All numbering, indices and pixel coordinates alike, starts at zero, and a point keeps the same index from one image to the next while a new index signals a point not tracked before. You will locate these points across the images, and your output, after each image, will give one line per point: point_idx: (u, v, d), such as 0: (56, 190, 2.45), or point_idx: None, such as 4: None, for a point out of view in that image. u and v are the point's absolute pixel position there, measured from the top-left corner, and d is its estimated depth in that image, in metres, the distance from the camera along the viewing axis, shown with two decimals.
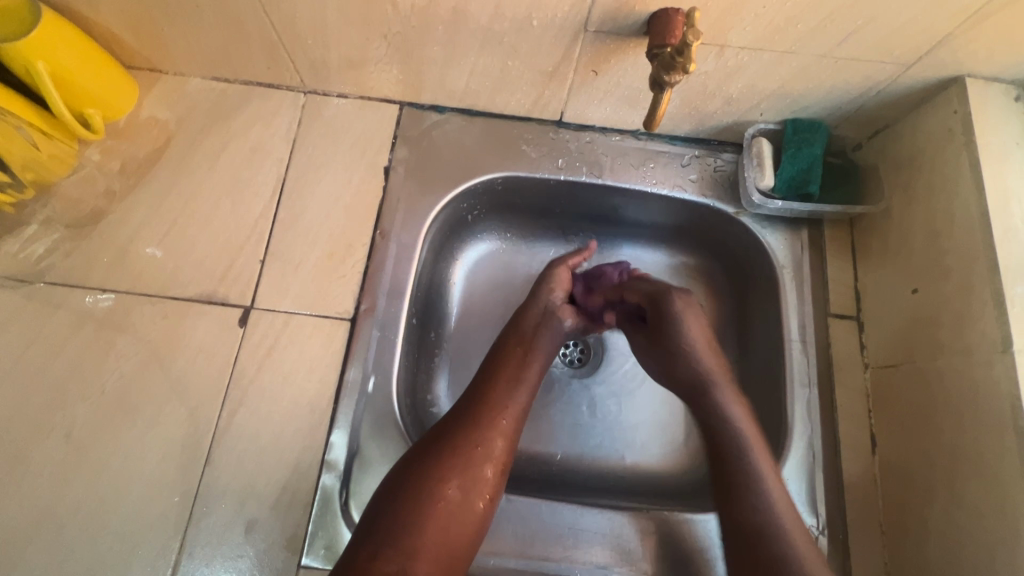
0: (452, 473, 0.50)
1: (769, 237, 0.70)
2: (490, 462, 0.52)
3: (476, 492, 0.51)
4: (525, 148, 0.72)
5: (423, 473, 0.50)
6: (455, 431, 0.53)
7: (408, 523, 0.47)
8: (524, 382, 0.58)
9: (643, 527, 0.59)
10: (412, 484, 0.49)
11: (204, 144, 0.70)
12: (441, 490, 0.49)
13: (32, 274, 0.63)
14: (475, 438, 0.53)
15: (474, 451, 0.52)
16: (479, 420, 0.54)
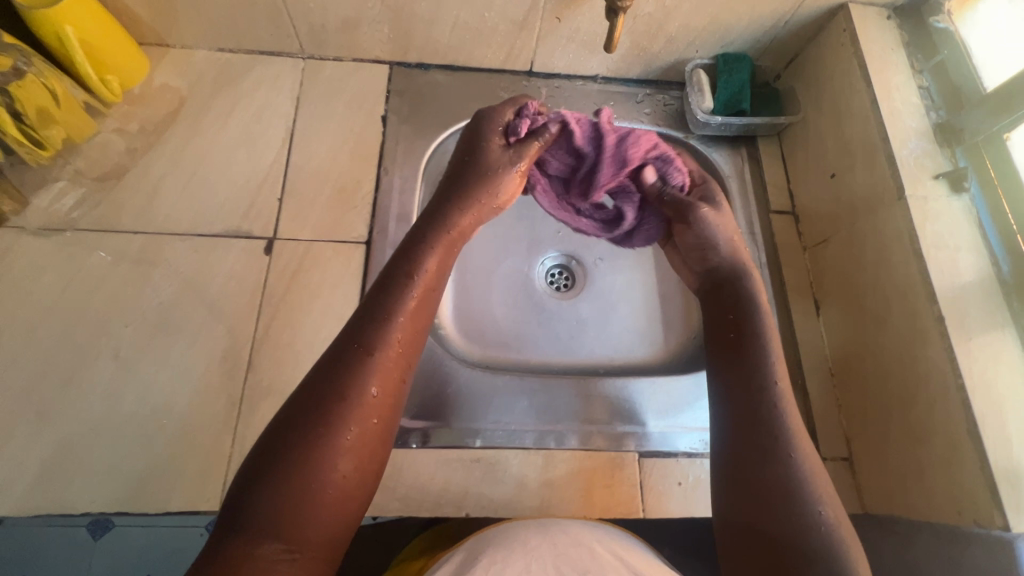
0: (322, 452, 0.42)
1: (714, 154, 0.83)
2: (368, 418, 0.45)
3: (366, 442, 0.45)
4: (502, 95, 0.83)
5: (300, 458, 0.42)
6: (320, 402, 0.44)
7: (289, 495, 0.41)
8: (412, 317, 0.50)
9: (641, 390, 0.69)
10: (300, 438, 0.42)
11: (216, 105, 0.78)
12: (322, 474, 0.42)
13: (64, 223, 0.68)
14: (348, 400, 0.44)
15: (345, 413, 0.44)
16: (346, 395, 0.44)
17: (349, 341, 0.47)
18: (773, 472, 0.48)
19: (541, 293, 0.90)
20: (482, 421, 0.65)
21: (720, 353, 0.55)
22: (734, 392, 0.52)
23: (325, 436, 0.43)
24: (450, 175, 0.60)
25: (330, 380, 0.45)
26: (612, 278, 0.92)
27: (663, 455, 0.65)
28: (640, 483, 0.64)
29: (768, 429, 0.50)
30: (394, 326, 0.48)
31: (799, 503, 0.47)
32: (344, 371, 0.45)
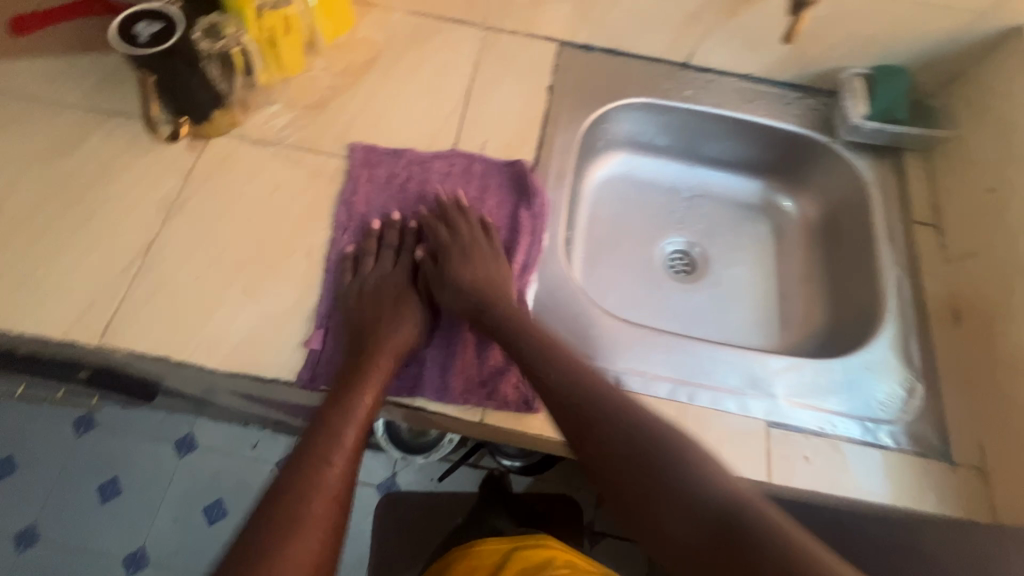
0: (309, 496, 0.56)
1: (858, 161, 0.86)
2: (342, 451, 0.60)
3: (342, 482, 0.59)
4: (660, 82, 0.90)
5: (285, 505, 0.55)
6: (286, 498, 0.55)
7: (274, 552, 0.52)
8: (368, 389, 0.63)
9: (772, 367, 0.72)
10: (279, 498, 0.55)
11: (406, 59, 0.87)
12: (291, 547, 0.53)
13: (276, 139, 0.79)
14: (303, 501, 0.55)
15: (300, 497, 0.55)
16: (333, 432, 0.60)
17: (301, 479, 0.57)
18: (694, 488, 0.50)
19: (660, 272, 0.95)
20: (620, 365, 0.69)
21: (599, 472, 0.55)
22: (626, 483, 0.53)
23: (298, 522, 0.54)
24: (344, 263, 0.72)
25: (273, 528, 0.53)
26: (731, 269, 0.95)
27: (792, 429, 0.67)
28: (766, 450, 0.66)
29: (657, 449, 0.53)
30: (360, 400, 0.62)
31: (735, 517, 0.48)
32: (310, 465, 0.58)
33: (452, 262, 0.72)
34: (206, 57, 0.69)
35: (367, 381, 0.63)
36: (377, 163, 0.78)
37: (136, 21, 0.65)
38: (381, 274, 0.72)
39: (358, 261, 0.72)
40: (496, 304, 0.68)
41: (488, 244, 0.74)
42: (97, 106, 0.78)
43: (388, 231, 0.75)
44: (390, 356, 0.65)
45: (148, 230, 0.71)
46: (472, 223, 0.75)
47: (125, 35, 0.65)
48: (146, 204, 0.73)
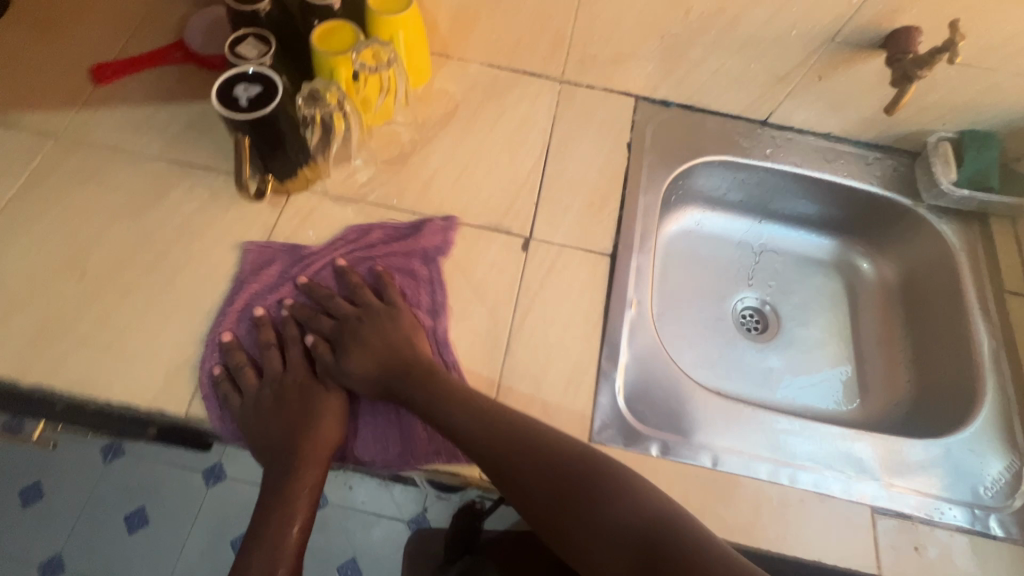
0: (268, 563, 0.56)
1: (944, 226, 0.84)
2: (305, 491, 0.59)
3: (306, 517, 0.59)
4: (739, 140, 0.89)
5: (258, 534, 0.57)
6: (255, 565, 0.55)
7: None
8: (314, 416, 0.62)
9: (870, 446, 0.70)
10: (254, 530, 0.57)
11: (484, 112, 0.86)
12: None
13: (359, 195, 0.77)
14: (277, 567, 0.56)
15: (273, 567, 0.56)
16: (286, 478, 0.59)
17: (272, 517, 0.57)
18: (632, 526, 0.53)
19: (733, 331, 0.92)
20: (718, 443, 0.67)
21: (557, 534, 0.55)
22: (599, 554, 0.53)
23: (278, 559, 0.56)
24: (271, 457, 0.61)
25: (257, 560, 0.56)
26: (806, 330, 0.92)
27: (897, 516, 0.65)
28: (873, 538, 0.63)
29: (621, 520, 0.54)
30: (306, 455, 0.60)
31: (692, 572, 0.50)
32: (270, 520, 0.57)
33: (351, 352, 0.66)
34: (306, 123, 0.71)
35: (302, 467, 0.60)
36: (276, 259, 0.72)
37: (237, 86, 0.64)
38: (278, 377, 0.66)
39: (239, 374, 0.65)
40: (404, 376, 0.63)
41: (379, 306, 0.69)
42: (178, 158, 0.77)
43: (286, 326, 0.69)
44: (319, 459, 0.60)
45: (233, 289, 0.70)
46: (389, 295, 0.70)
47: (228, 102, 0.63)
48: (230, 261, 0.71)
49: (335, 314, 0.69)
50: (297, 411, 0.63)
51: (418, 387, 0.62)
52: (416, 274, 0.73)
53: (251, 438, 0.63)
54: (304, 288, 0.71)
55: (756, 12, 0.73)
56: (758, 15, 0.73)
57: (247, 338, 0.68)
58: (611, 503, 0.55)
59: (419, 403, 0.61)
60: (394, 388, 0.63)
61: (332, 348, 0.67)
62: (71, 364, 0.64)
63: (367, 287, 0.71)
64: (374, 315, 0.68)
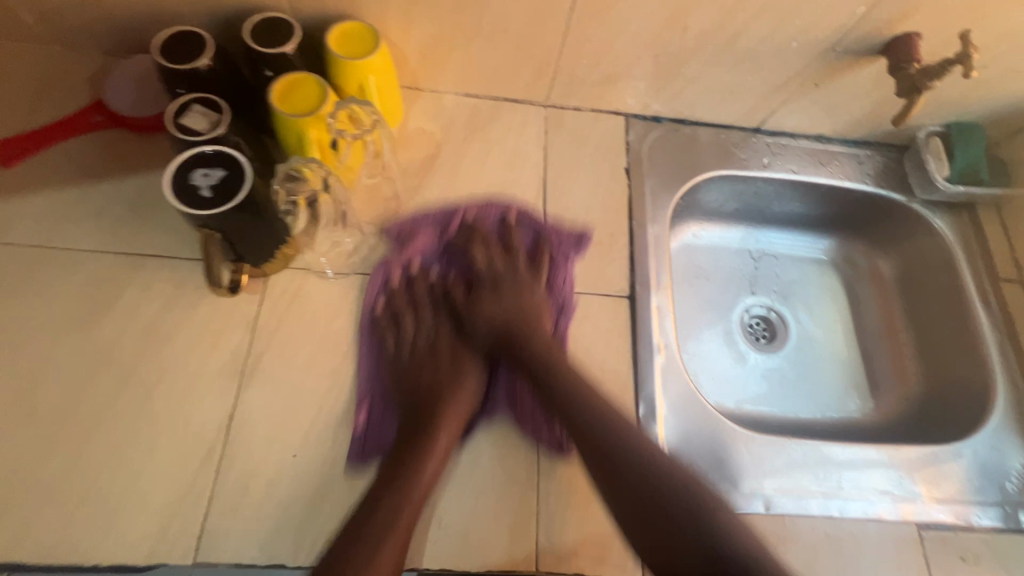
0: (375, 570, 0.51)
1: (937, 220, 0.85)
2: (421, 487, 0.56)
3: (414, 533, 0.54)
4: (735, 152, 0.85)
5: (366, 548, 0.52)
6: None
7: None
8: (464, 392, 0.64)
9: (904, 458, 0.71)
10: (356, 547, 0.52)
11: (470, 150, 0.78)
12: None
13: (347, 267, 0.69)
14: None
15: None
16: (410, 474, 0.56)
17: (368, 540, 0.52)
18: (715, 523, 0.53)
19: (746, 344, 0.91)
20: (767, 486, 0.65)
21: (654, 543, 0.54)
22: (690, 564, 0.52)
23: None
24: (421, 423, 0.61)
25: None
26: (814, 332, 0.93)
27: (939, 529, 0.66)
28: (924, 557, 0.64)
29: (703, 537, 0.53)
30: (443, 432, 0.60)
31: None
32: (373, 546, 0.52)
33: (483, 300, 0.70)
34: (288, 211, 0.63)
35: (436, 428, 0.60)
36: (418, 226, 0.71)
37: (193, 172, 0.54)
38: (427, 339, 0.69)
39: (397, 323, 0.68)
40: (526, 339, 0.66)
41: (530, 273, 0.72)
42: (124, 249, 0.65)
43: (420, 271, 0.71)
44: (457, 421, 0.62)
45: (222, 401, 0.60)
46: (521, 253, 0.73)
47: (186, 194, 0.53)
48: (213, 368, 0.62)
49: (473, 282, 0.72)
50: (442, 375, 0.65)
51: (563, 380, 0.62)
52: (555, 256, 0.73)
53: (382, 393, 0.64)
54: (449, 255, 0.73)
55: (755, 27, 0.68)
56: (757, 30, 0.69)
57: (390, 271, 0.70)
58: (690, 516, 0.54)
59: (548, 362, 0.64)
60: (512, 337, 0.67)
61: (475, 289, 0.71)
62: (43, 528, 0.54)
63: (501, 246, 0.73)
64: (513, 278, 0.71)
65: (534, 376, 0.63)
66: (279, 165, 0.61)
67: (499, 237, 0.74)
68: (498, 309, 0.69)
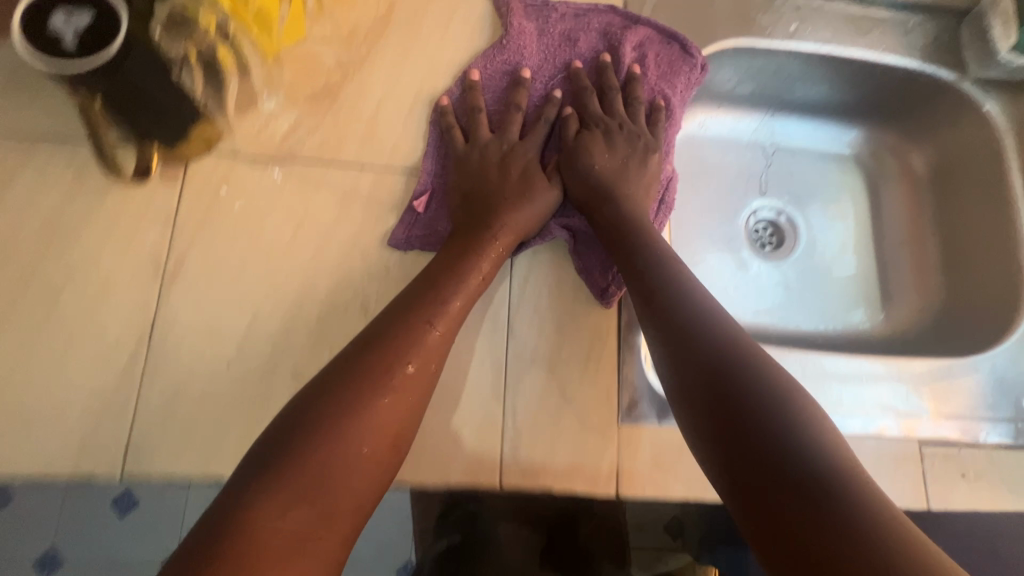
0: (313, 480, 0.40)
1: (991, 103, 0.71)
2: (436, 330, 0.49)
3: (404, 419, 0.45)
4: (756, 17, 0.71)
5: (335, 414, 0.43)
6: (299, 442, 0.41)
7: (285, 473, 0.40)
8: (505, 226, 0.56)
9: (914, 373, 0.64)
10: (330, 399, 0.43)
11: (431, 11, 0.64)
12: (340, 446, 0.42)
13: (282, 152, 0.58)
14: (348, 452, 0.42)
15: (337, 434, 0.42)
16: (415, 334, 0.48)
17: (329, 403, 0.43)
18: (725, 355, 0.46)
19: (747, 251, 0.82)
20: None
21: (697, 399, 0.46)
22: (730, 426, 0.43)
23: (283, 492, 0.39)
24: (467, 223, 0.56)
25: (253, 495, 0.39)
26: (826, 237, 0.83)
27: (944, 444, 0.61)
28: (922, 475, 0.59)
29: (756, 394, 0.43)
30: (478, 258, 0.54)
31: (833, 475, 0.38)
32: (362, 373, 0.45)
33: (591, 146, 0.62)
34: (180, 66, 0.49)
35: (484, 245, 0.55)
36: (530, 14, 0.65)
37: (52, 16, 0.42)
38: (503, 148, 0.60)
39: (468, 131, 0.61)
40: (625, 200, 0.59)
41: (645, 128, 0.64)
42: (9, 127, 0.54)
43: (516, 93, 0.62)
44: (497, 247, 0.55)
45: (143, 305, 0.53)
46: (638, 109, 0.64)
47: (46, 44, 0.42)
48: (130, 269, 0.54)
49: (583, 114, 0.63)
50: (508, 185, 0.59)
51: (631, 206, 0.59)
52: (669, 109, 0.66)
53: (447, 177, 0.60)
54: (568, 75, 0.65)
55: None
56: None
57: (493, 79, 0.63)
58: (738, 362, 0.45)
59: (626, 217, 0.58)
60: (609, 195, 0.59)
61: (587, 129, 0.63)
62: None
63: (618, 90, 0.65)
64: (628, 133, 0.63)
65: (616, 232, 0.57)
66: (155, 2, 0.47)
67: (621, 76, 0.66)
68: (608, 151, 0.61)
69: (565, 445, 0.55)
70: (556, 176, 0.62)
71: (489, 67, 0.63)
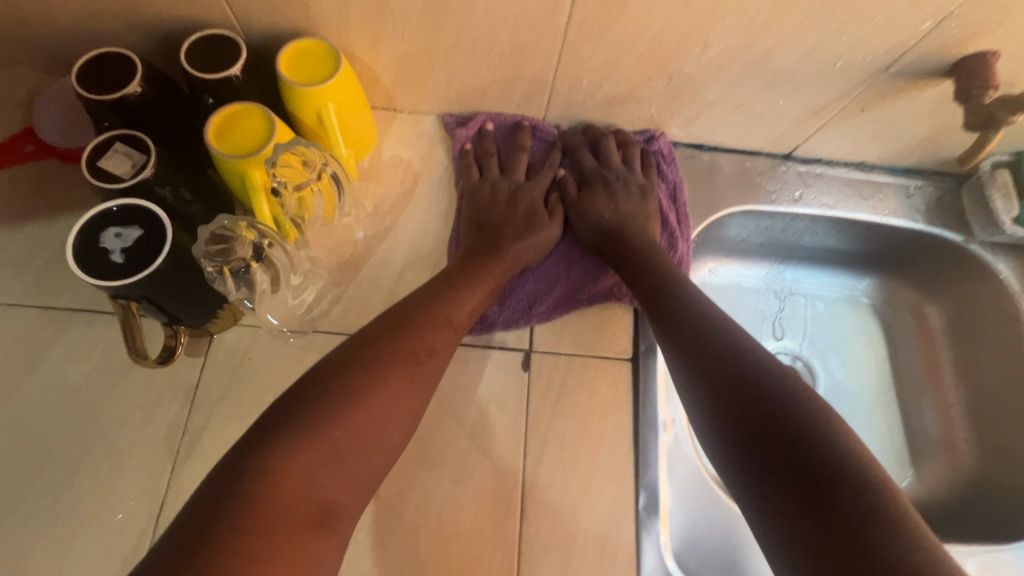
0: (339, 436, 0.42)
1: (1001, 265, 0.72)
2: (441, 333, 0.51)
3: (395, 413, 0.45)
4: (761, 183, 0.74)
5: (331, 399, 0.43)
6: (278, 444, 0.40)
7: (256, 477, 0.39)
8: (501, 262, 0.60)
9: (956, 562, 0.60)
10: (329, 394, 0.43)
11: (453, 183, 0.68)
12: (315, 447, 0.41)
13: (304, 324, 0.60)
14: (326, 465, 0.41)
15: (323, 448, 0.41)
16: (419, 334, 0.50)
17: (319, 396, 0.43)
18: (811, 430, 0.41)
19: None
20: None
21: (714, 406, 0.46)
22: (743, 418, 0.44)
23: (283, 468, 0.39)
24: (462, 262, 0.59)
25: (285, 441, 0.41)
26: (850, 386, 0.80)
27: None
28: None
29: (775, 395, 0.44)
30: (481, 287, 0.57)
31: (828, 452, 0.40)
32: (371, 358, 0.46)
33: (589, 198, 0.67)
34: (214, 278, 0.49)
35: (483, 275, 0.58)
36: (471, 114, 0.70)
37: (103, 234, 0.45)
38: (511, 187, 0.66)
39: (482, 164, 0.68)
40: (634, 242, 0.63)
41: (640, 175, 0.69)
42: (50, 301, 0.58)
43: (486, 146, 0.68)
44: (496, 280, 0.59)
45: (154, 486, 0.53)
46: (632, 159, 0.69)
47: (94, 258, 0.44)
48: (145, 446, 0.54)
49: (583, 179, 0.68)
50: (512, 220, 0.64)
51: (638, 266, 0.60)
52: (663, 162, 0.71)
53: (460, 212, 0.66)
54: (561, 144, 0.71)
55: (793, 45, 0.57)
56: (794, 47, 0.57)
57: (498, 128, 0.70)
58: (761, 362, 0.46)
59: (634, 248, 0.62)
60: (614, 233, 0.64)
61: (587, 187, 0.68)
62: None
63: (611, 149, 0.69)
64: (627, 183, 0.67)
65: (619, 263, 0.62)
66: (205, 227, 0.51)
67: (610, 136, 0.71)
68: (602, 199, 0.66)
69: None
70: (571, 344, 0.62)
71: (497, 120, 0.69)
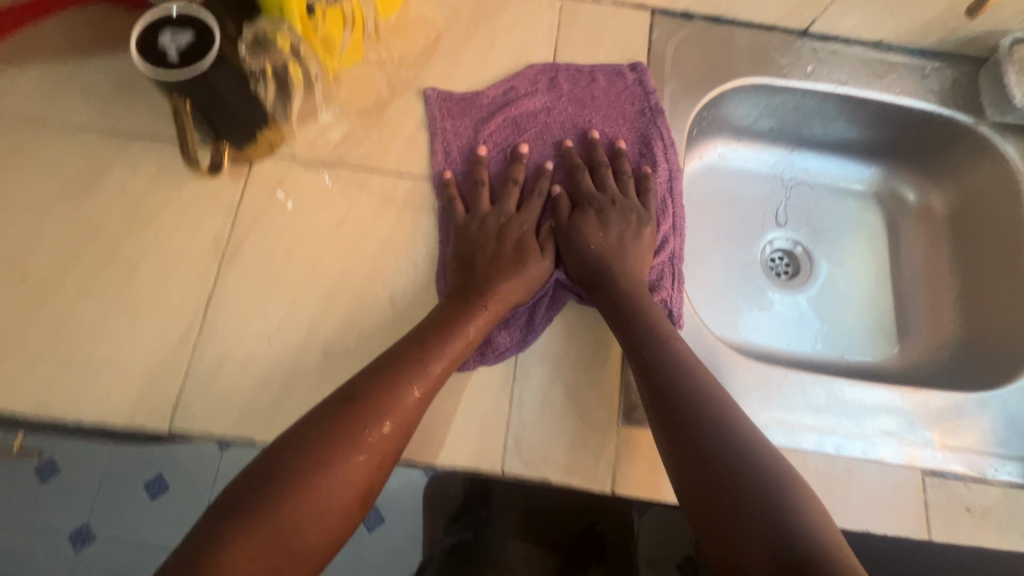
0: (304, 505, 0.44)
1: (1009, 146, 0.73)
2: (417, 386, 0.52)
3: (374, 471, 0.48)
4: (774, 58, 0.76)
5: (314, 465, 0.45)
6: (265, 506, 0.43)
7: (247, 534, 0.42)
8: (482, 306, 0.58)
9: (919, 404, 0.64)
10: (315, 455, 0.45)
11: (474, 42, 0.72)
12: (303, 510, 0.44)
13: (333, 157, 0.66)
14: (316, 526, 0.44)
15: (304, 509, 0.44)
16: (397, 388, 0.51)
17: (302, 461, 0.45)
18: (795, 530, 0.42)
19: (765, 278, 0.83)
20: (761, 414, 0.62)
21: (698, 471, 0.48)
22: (720, 490, 0.46)
23: (262, 530, 0.42)
24: (444, 305, 0.58)
25: (265, 497, 0.43)
26: (844, 268, 0.84)
27: (947, 478, 0.61)
28: (923, 506, 0.59)
29: (763, 481, 0.45)
30: (466, 324, 0.56)
31: (811, 557, 0.41)
32: (350, 418, 0.48)
33: (588, 222, 0.65)
34: (256, 78, 0.57)
35: (465, 321, 0.57)
36: (456, 113, 0.69)
37: (161, 34, 0.51)
38: (501, 219, 0.64)
39: (471, 198, 0.65)
40: (626, 279, 0.61)
41: (636, 200, 0.67)
42: (111, 126, 0.65)
43: (477, 172, 0.66)
44: (479, 327, 0.57)
45: (202, 282, 0.61)
46: (626, 183, 0.68)
47: (154, 54, 0.50)
48: (195, 250, 0.62)
49: (578, 203, 0.67)
50: (498, 257, 0.61)
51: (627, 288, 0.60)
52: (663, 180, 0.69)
53: (444, 248, 0.63)
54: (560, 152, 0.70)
55: None
56: None
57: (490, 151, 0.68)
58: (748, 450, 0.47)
59: (631, 291, 0.60)
60: (606, 273, 0.61)
61: (581, 210, 0.66)
62: (32, 384, 0.56)
63: (606, 167, 0.69)
64: (622, 208, 0.66)
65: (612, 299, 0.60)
66: (246, 29, 0.57)
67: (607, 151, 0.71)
68: (599, 224, 0.64)
69: (566, 438, 0.58)
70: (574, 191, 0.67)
71: (479, 128, 0.68)
